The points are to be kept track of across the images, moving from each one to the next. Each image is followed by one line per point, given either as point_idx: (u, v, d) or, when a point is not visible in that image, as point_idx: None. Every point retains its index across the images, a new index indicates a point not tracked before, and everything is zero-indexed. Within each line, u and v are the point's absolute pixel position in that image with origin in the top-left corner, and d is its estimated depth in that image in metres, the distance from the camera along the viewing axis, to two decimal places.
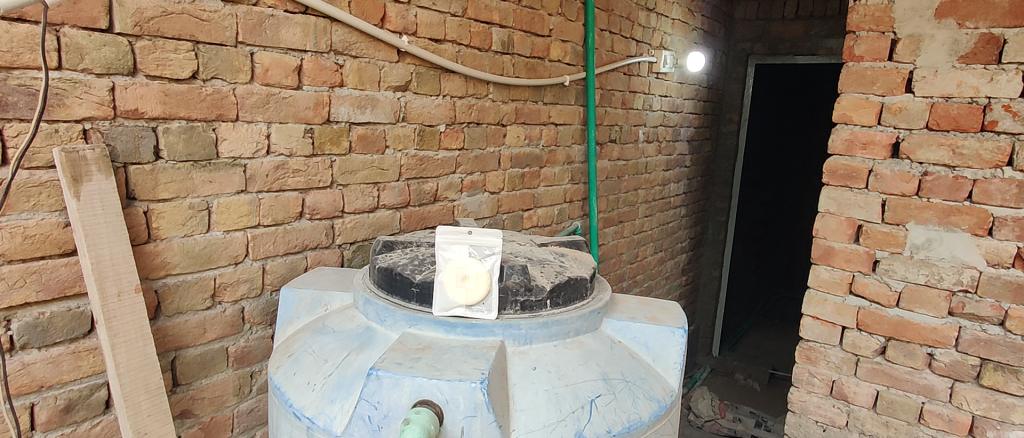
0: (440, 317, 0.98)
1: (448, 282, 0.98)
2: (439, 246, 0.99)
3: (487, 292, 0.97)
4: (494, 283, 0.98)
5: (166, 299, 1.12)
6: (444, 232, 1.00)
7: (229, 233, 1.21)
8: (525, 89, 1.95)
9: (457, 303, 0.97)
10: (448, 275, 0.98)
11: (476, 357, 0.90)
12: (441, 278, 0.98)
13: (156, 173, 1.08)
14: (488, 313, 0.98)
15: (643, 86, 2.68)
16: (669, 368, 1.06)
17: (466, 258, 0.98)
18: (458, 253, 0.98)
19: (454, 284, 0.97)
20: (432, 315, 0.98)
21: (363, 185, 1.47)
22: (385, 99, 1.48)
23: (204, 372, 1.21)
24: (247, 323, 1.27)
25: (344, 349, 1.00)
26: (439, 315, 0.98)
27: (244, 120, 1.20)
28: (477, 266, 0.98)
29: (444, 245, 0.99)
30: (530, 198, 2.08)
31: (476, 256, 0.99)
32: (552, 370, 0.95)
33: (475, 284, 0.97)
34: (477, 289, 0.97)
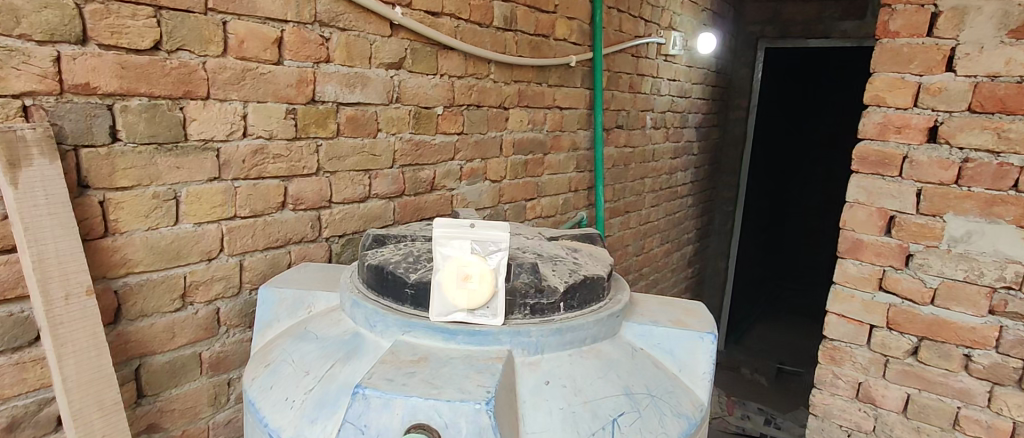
0: (438, 323, 0.85)
1: (448, 284, 0.85)
2: (436, 241, 0.87)
3: (492, 295, 0.85)
4: (500, 285, 0.85)
5: (128, 300, 0.99)
6: (443, 226, 0.87)
7: (201, 226, 1.08)
8: (529, 70, 1.82)
9: (456, 308, 0.84)
10: (447, 275, 0.85)
11: (480, 372, 0.77)
12: (439, 278, 0.85)
13: (114, 157, 0.94)
14: (493, 319, 0.85)
15: (651, 69, 2.55)
16: (698, 378, 0.94)
17: (467, 255, 0.85)
18: (459, 249, 0.86)
19: (454, 287, 0.85)
20: (429, 320, 0.86)
21: (352, 173, 1.33)
22: (376, 77, 1.34)
23: (174, 382, 1.08)
24: (223, 326, 1.14)
25: (328, 359, 0.87)
26: (437, 321, 0.85)
27: (216, 98, 1.06)
28: (480, 264, 0.85)
29: (442, 240, 0.86)
30: (533, 187, 1.95)
31: (480, 253, 0.85)
32: (568, 385, 0.82)
33: (478, 286, 0.84)
34: (480, 292, 0.84)
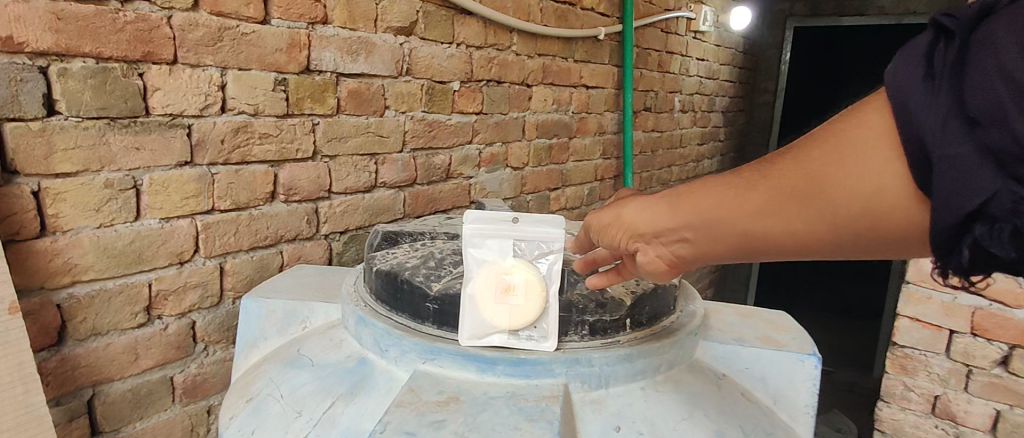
0: (468, 349, 0.64)
1: (486, 296, 0.65)
2: (468, 240, 0.67)
3: (544, 311, 0.65)
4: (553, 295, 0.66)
5: (75, 316, 0.79)
6: (475, 221, 0.68)
7: (170, 222, 0.87)
8: (555, 42, 1.60)
9: (497, 328, 0.65)
10: (484, 284, 0.65)
11: (532, 420, 0.57)
12: (473, 287, 0.65)
13: (50, 134, 0.74)
14: (544, 342, 0.65)
15: (680, 46, 2.32)
16: (799, 414, 0.74)
17: (510, 258, 0.66)
18: (498, 251, 0.67)
19: (494, 300, 0.65)
20: (457, 345, 0.65)
21: (356, 157, 1.13)
22: (382, 43, 1.13)
23: (138, 414, 0.88)
24: (201, 343, 0.94)
25: (326, 396, 0.67)
26: (468, 346, 0.65)
27: (186, 62, 0.85)
28: (525, 271, 0.65)
29: (476, 238, 0.67)
30: (558, 175, 1.74)
31: (522, 257, 0.66)
32: (644, 432, 0.62)
33: (524, 300, 0.65)
34: (529, 306, 0.64)
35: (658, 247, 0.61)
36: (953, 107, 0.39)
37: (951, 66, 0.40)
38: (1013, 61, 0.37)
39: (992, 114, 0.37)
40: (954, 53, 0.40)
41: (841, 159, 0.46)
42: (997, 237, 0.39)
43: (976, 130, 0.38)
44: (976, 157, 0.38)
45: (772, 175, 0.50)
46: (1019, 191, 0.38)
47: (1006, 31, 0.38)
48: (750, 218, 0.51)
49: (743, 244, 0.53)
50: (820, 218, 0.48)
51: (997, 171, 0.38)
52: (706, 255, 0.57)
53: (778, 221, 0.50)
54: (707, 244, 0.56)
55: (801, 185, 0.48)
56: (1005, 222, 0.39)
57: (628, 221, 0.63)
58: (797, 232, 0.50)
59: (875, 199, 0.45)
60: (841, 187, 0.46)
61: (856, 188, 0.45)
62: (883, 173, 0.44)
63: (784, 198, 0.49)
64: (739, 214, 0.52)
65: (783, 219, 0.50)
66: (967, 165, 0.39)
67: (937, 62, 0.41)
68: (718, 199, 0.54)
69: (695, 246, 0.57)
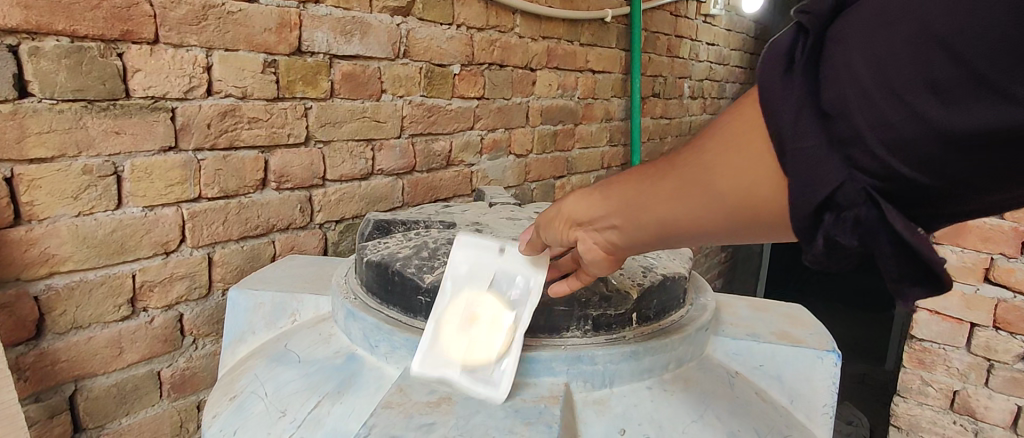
0: (416, 381, 0.59)
1: (454, 324, 0.61)
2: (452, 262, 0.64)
3: (505, 351, 0.59)
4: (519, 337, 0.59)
5: (53, 309, 0.75)
6: (464, 249, 0.64)
7: (154, 210, 0.83)
8: (560, 24, 1.55)
9: (454, 363, 0.60)
10: (454, 310, 0.62)
11: (530, 423, 0.53)
12: (442, 311, 0.62)
13: (22, 118, 0.70)
14: (495, 387, 0.57)
15: (690, 30, 2.26)
16: (816, 414, 0.69)
17: (485, 291, 0.62)
18: (474, 285, 0.63)
19: (458, 329, 0.61)
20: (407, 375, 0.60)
21: (351, 143, 1.08)
22: (378, 24, 1.08)
23: (124, 410, 0.85)
24: (189, 336, 0.91)
25: (312, 395, 0.63)
26: (416, 378, 0.59)
27: (169, 42, 0.81)
28: (496, 309, 0.61)
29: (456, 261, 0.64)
30: (563, 163, 1.69)
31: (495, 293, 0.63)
32: (651, 436, 0.57)
33: (486, 340, 0.60)
34: (491, 343, 0.60)
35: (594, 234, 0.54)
36: (803, 99, 0.38)
37: (806, 62, 0.39)
38: (859, 58, 0.36)
39: (838, 107, 0.37)
40: (811, 47, 0.39)
41: (728, 153, 0.42)
42: (843, 225, 0.39)
43: (828, 123, 0.37)
44: (826, 149, 0.38)
45: (689, 155, 0.45)
46: (860, 181, 0.38)
47: (854, 28, 0.37)
48: (661, 203, 0.47)
49: (655, 232, 0.49)
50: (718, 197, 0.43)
51: (844, 161, 0.38)
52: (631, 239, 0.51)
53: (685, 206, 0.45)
54: (637, 232, 0.50)
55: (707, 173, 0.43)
56: (851, 211, 0.38)
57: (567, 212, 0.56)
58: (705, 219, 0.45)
59: (751, 195, 0.42)
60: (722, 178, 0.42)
61: (737, 178, 0.42)
62: (759, 169, 0.41)
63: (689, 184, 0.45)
64: (649, 196, 0.47)
65: (691, 203, 0.45)
66: (816, 156, 0.38)
67: (798, 55, 0.40)
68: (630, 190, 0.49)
69: (622, 234, 0.51)
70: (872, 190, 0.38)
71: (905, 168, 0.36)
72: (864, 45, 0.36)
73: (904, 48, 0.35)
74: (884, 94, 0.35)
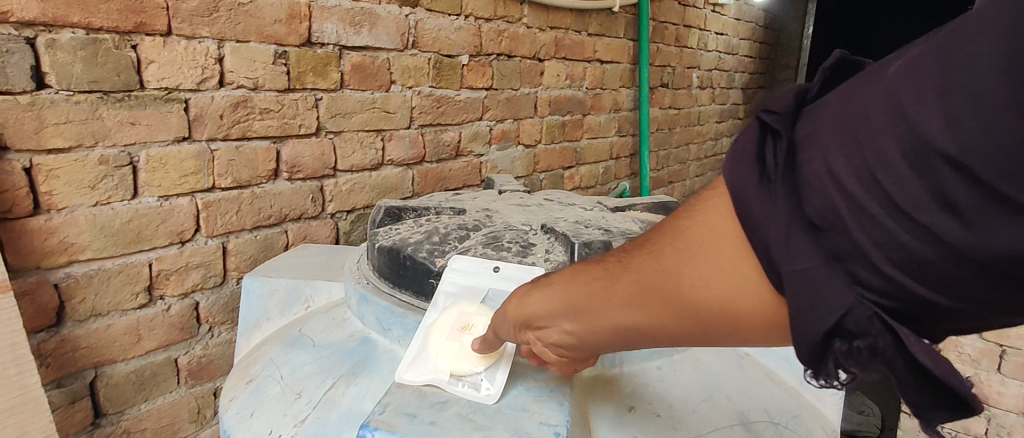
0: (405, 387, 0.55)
1: (440, 333, 0.60)
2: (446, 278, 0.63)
3: (495, 361, 0.57)
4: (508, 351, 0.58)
5: (73, 297, 0.77)
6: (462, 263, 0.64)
7: (169, 200, 0.85)
8: (567, 14, 1.55)
9: (440, 371, 0.56)
10: (444, 319, 0.61)
11: (542, 401, 0.54)
12: (431, 322, 0.61)
13: (41, 109, 0.71)
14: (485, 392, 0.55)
15: (698, 20, 2.25)
16: (826, 395, 0.70)
17: (476, 303, 0.62)
18: (467, 296, 0.62)
19: (447, 335, 0.59)
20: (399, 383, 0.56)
21: (361, 134, 1.09)
22: (387, 15, 1.09)
23: (142, 396, 0.86)
24: (205, 324, 0.92)
25: (327, 377, 0.64)
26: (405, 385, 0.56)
27: (182, 34, 0.82)
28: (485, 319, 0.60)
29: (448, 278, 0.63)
30: (571, 153, 1.70)
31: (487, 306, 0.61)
32: (662, 414, 0.58)
33: (475, 346, 0.58)
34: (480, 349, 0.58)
35: (556, 333, 0.50)
36: (792, 212, 0.37)
37: (785, 169, 0.38)
38: (846, 173, 0.35)
39: (830, 220, 0.36)
40: (785, 158, 0.39)
41: (693, 257, 0.41)
42: (856, 353, 0.38)
43: (819, 236, 0.37)
44: (825, 268, 0.36)
45: (632, 269, 0.44)
46: (868, 301, 0.36)
47: (827, 137, 0.37)
48: (611, 307, 0.46)
49: (611, 335, 0.47)
50: (671, 304, 0.42)
51: (847, 282, 0.36)
52: (591, 344, 0.49)
53: (649, 313, 0.44)
54: (584, 333, 0.49)
55: (660, 277, 0.43)
56: (862, 338, 0.37)
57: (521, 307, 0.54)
58: (669, 326, 0.44)
59: (734, 305, 0.40)
60: (695, 288, 0.41)
61: (720, 288, 0.40)
62: (740, 276, 0.40)
63: (642, 292, 0.44)
64: (607, 304, 0.46)
65: (650, 313, 0.44)
66: (817, 279, 0.36)
67: (770, 166, 0.39)
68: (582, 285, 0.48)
69: (577, 337, 0.49)
70: (882, 313, 0.36)
71: (910, 287, 0.35)
72: (847, 156, 0.36)
73: (888, 166, 0.34)
74: (891, 215, 0.34)
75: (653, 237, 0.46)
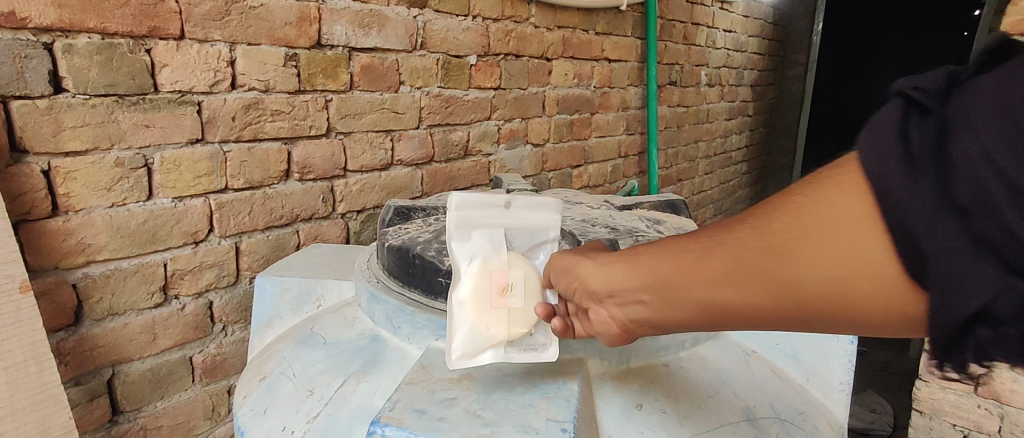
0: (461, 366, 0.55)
1: (482, 300, 0.55)
2: (453, 232, 0.56)
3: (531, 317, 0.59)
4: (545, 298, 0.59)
5: (91, 297, 0.79)
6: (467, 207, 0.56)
7: (183, 201, 0.86)
8: (575, 13, 1.55)
9: (494, 343, 0.55)
10: (478, 282, 0.55)
11: (549, 398, 0.55)
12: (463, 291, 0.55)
13: (58, 113, 0.73)
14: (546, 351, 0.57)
15: (706, 18, 2.25)
16: (832, 392, 0.70)
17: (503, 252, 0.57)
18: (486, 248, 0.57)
19: (491, 303, 0.56)
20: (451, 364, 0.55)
21: (371, 134, 1.10)
22: (395, 16, 1.10)
23: (158, 394, 0.88)
24: (219, 323, 0.94)
25: (338, 375, 0.65)
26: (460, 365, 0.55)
27: (194, 38, 0.83)
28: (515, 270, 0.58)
29: (458, 230, 0.56)
30: (579, 152, 1.70)
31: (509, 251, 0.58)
32: (667, 410, 0.59)
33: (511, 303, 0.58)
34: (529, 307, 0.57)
35: (612, 307, 0.54)
36: (937, 196, 0.36)
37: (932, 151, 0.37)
38: (1004, 152, 0.33)
39: (980, 202, 0.34)
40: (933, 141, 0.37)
41: (809, 229, 0.42)
42: (1001, 339, 0.36)
43: (968, 221, 0.35)
44: (970, 252, 0.35)
45: (735, 240, 0.45)
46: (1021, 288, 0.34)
47: (983, 116, 0.35)
48: (700, 284, 0.47)
49: (698, 313, 0.48)
50: (775, 283, 0.43)
51: (998, 268, 0.34)
52: (664, 318, 0.51)
53: (746, 291, 0.45)
54: (666, 310, 0.50)
55: (762, 255, 0.44)
56: (1012, 325, 0.35)
57: (582, 276, 0.54)
58: (766, 306, 0.45)
59: (849, 282, 0.41)
60: (806, 259, 0.41)
61: (838, 262, 0.40)
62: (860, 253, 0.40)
63: (740, 270, 0.45)
64: (696, 281, 0.47)
65: (745, 286, 0.45)
66: (961, 261, 0.35)
67: (914, 147, 0.38)
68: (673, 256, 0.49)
69: (652, 310, 0.51)
70: None
71: None
72: (1006, 135, 0.33)
73: None
74: None
75: (759, 213, 0.46)
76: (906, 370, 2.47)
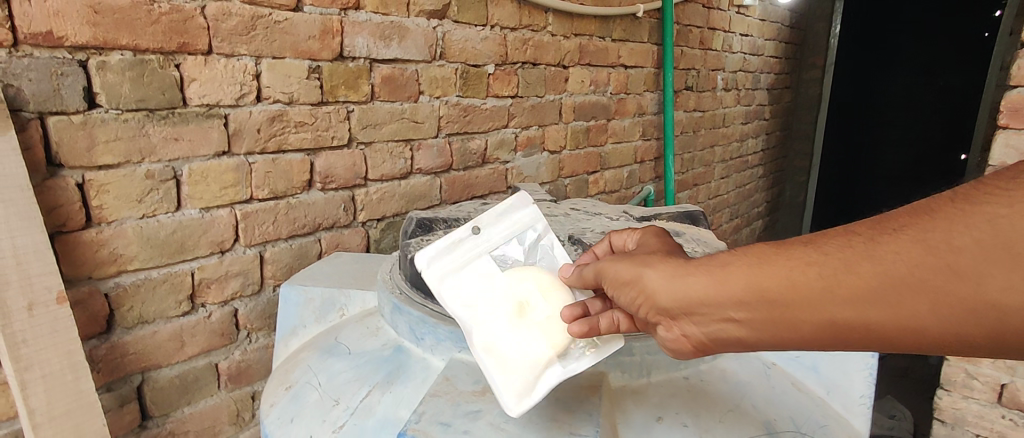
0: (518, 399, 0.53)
1: (506, 319, 0.58)
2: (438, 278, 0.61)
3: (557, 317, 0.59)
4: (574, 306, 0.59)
5: (122, 305, 0.81)
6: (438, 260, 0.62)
7: (210, 212, 0.88)
8: (591, 20, 1.56)
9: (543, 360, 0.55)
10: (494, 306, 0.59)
11: (571, 411, 0.56)
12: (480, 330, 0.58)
13: (91, 127, 0.75)
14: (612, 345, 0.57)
15: (723, 22, 2.24)
16: (853, 405, 0.70)
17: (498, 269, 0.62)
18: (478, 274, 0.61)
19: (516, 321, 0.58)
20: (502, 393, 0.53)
21: (391, 144, 1.12)
22: (415, 27, 1.11)
23: (186, 399, 0.90)
24: (244, 331, 0.96)
25: (362, 385, 0.67)
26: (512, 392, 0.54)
27: (221, 52, 0.85)
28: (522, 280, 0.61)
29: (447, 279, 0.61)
30: (596, 158, 1.71)
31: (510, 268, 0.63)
32: (689, 424, 0.59)
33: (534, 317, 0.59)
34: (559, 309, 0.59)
35: (688, 324, 0.54)
36: None
37: None
38: None
39: None
40: None
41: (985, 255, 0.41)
42: None
43: None
44: None
45: (891, 258, 0.44)
46: None
47: None
48: (833, 301, 0.46)
49: (821, 330, 0.48)
50: (954, 304, 0.42)
51: None
52: (761, 336, 0.51)
53: (902, 310, 0.44)
54: (769, 327, 0.50)
55: (926, 273, 0.43)
56: None
57: (650, 290, 0.54)
58: (927, 328, 0.44)
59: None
60: (988, 289, 0.41)
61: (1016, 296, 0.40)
62: None
63: (893, 287, 0.44)
64: (836, 300, 0.46)
65: (894, 307, 0.44)
66: None
67: None
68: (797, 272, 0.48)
69: (746, 328, 0.51)
70: None
71: None
72: None
73: None
74: None
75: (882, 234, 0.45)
76: (925, 377, 2.44)
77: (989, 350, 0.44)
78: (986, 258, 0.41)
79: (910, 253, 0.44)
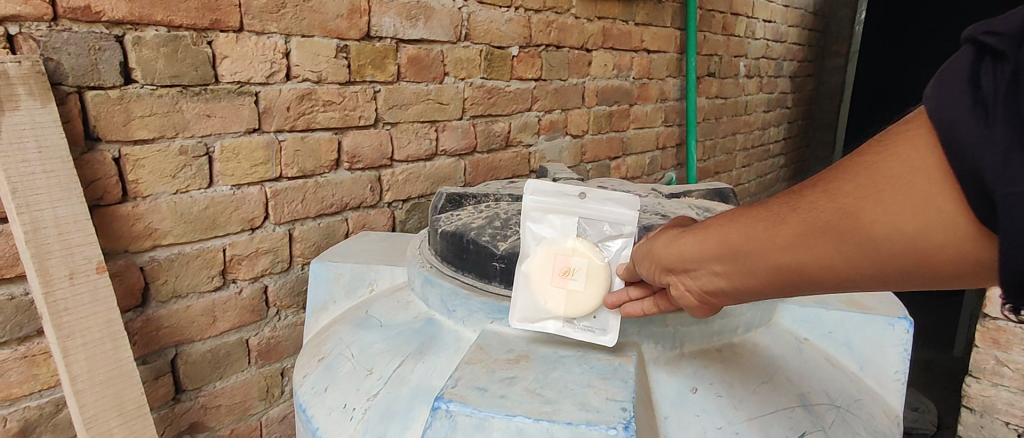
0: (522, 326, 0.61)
1: (545, 275, 0.61)
2: (529, 214, 0.63)
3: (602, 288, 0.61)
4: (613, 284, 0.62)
5: (156, 279, 0.82)
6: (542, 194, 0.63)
7: (241, 189, 0.89)
8: (615, 4, 1.55)
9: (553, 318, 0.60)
10: (541, 264, 0.61)
11: (606, 378, 0.56)
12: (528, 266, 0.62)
13: (128, 102, 0.76)
14: (604, 336, 0.60)
15: (746, 7, 2.21)
16: (887, 380, 0.69)
17: (572, 238, 0.62)
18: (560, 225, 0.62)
19: (552, 282, 0.61)
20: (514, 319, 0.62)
21: (416, 124, 1.12)
22: (441, 8, 1.11)
23: (217, 374, 0.92)
24: (273, 308, 0.97)
25: (395, 356, 0.67)
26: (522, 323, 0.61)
27: (252, 30, 0.86)
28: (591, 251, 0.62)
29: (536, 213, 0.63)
30: (618, 143, 1.70)
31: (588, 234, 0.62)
32: (723, 395, 0.59)
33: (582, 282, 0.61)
34: (587, 296, 0.60)
35: (687, 279, 0.57)
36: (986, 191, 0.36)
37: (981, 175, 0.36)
38: None
39: None
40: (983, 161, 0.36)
41: (879, 190, 0.42)
42: None
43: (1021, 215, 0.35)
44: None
45: (807, 209, 0.47)
46: None
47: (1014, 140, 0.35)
48: (775, 252, 0.49)
49: (772, 279, 0.51)
50: (849, 239, 0.44)
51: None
52: (742, 287, 0.54)
53: (815, 253, 0.47)
54: (739, 275, 0.53)
55: (836, 218, 0.44)
56: None
57: (657, 250, 0.58)
58: (845, 267, 0.46)
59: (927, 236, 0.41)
60: (879, 221, 0.42)
61: (907, 219, 0.41)
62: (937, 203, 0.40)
63: (815, 235, 0.46)
64: (767, 246, 0.50)
65: (818, 252, 0.46)
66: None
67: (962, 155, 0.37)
68: (742, 227, 0.51)
69: (727, 279, 0.54)
70: None
71: None
72: None
73: None
74: None
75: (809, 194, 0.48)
76: (950, 367, 2.40)
77: (916, 281, 0.44)
78: (862, 194, 0.43)
79: (819, 203, 0.46)
